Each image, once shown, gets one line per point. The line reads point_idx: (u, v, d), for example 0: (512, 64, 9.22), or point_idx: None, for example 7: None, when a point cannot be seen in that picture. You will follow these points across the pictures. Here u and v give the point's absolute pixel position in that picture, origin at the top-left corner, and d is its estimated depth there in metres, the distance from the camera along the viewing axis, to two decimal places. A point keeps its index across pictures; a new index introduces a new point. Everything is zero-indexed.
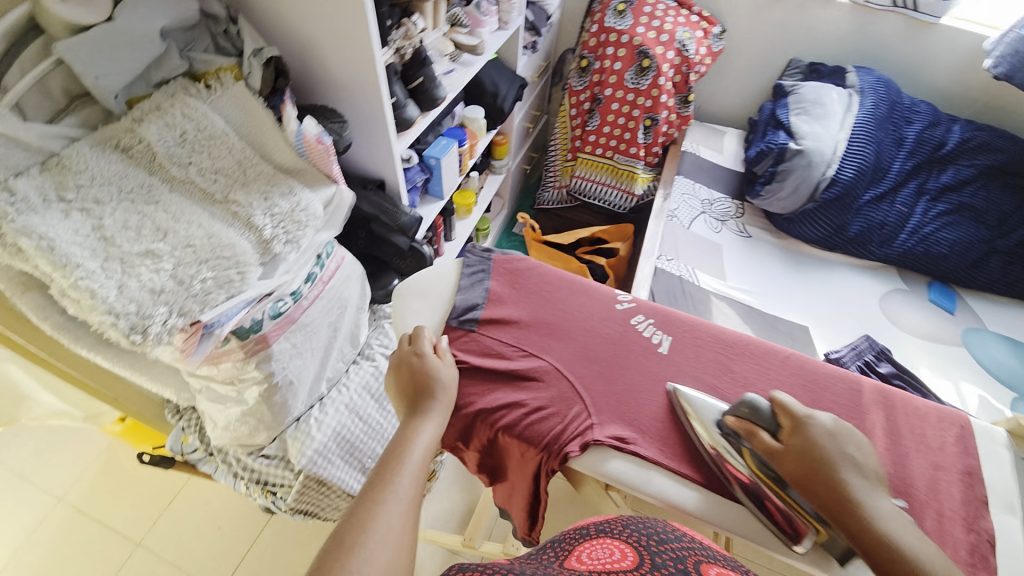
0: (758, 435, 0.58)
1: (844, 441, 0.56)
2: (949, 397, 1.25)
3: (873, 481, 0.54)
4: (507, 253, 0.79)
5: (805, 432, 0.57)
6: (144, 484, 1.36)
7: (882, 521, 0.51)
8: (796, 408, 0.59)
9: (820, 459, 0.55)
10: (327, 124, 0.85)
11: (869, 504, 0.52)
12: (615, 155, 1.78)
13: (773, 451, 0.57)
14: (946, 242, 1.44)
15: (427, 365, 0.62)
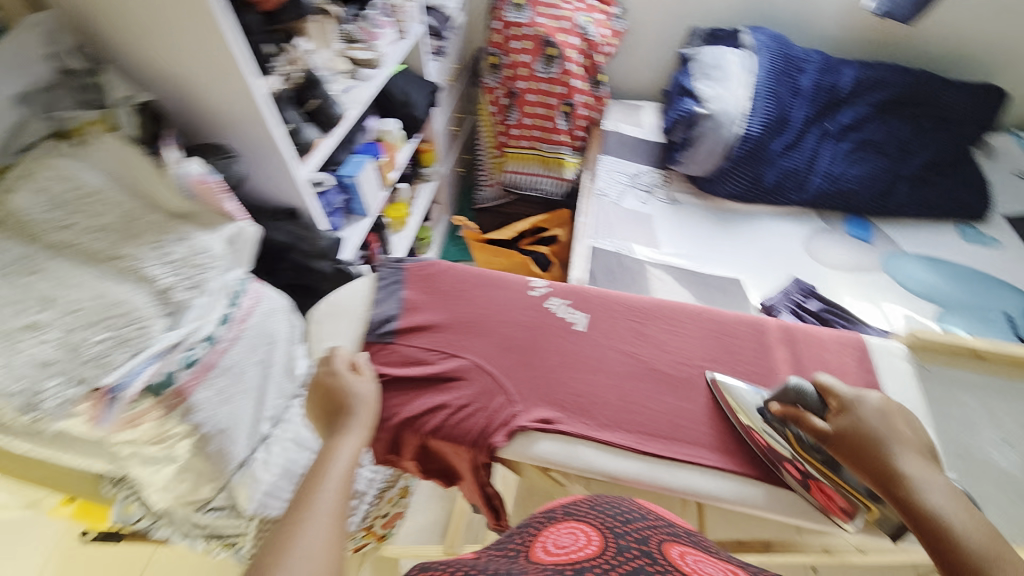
0: (805, 417, 0.60)
1: (891, 419, 0.58)
2: (876, 320, 1.34)
3: (920, 456, 0.55)
4: (420, 260, 0.79)
5: (853, 413, 0.58)
6: (110, 561, 1.29)
7: (928, 492, 0.51)
8: (841, 388, 0.61)
9: (869, 438, 0.56)
10: (214, 161, 0.88)
11: (917, 479, 0.53)
12: (542, 144, 1.79)
13: (820, 432, 0.58)
14: (854, 178, 1.53)
15: (343, 383, 0.61)
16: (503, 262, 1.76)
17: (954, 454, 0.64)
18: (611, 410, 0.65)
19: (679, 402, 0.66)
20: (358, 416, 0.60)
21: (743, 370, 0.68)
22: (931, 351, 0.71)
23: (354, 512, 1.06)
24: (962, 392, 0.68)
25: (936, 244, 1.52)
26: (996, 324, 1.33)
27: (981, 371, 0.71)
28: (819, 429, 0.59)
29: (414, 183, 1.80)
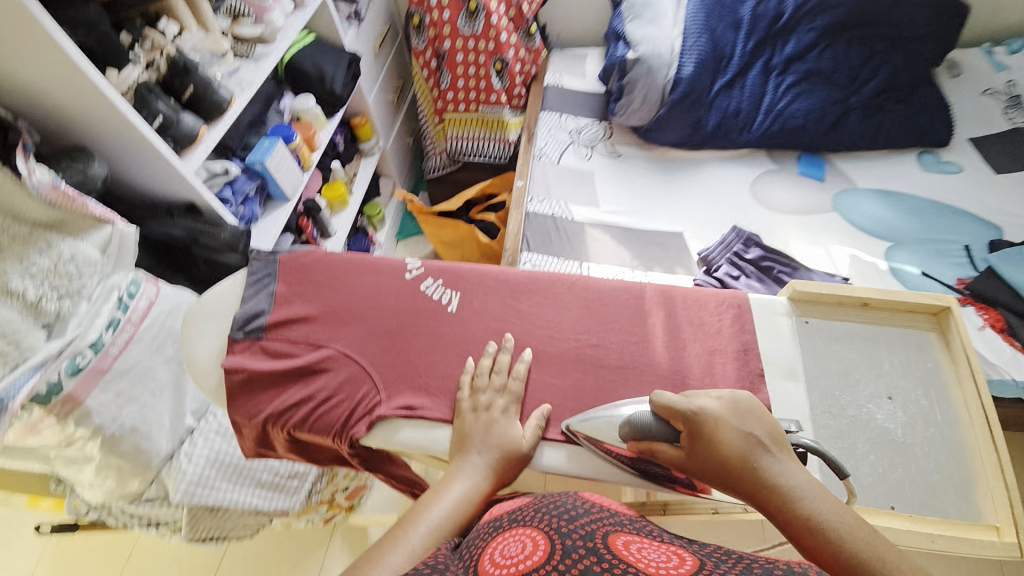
0: (658, 451, 0.54)
1: (739, 423, 0.52)
2: (821, 264, 1.26)
3: (781, 455, 0.50)
4: (295, 250, 0.77)
5: (701, 435, 0.52)
6: (92, 553, 1.32)
7: (806, 500, 0.48)
8: (680, 404, 0.54)
9: (730, 460, 0.50)
10: (70, 165, 0.85)
11: (788, 484, 0.48)
12: (479, 106, 1.71)
13: (679, 464, 0.53)
14: (801, 112, 1.44)
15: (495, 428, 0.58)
16: (451, 233, 1.72)
17: (824, 412, 0.62)
18: None
19: (547, 377, 0.64)
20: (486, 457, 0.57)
21: (616, 338, 0.66)
22: (814, 303, 0.69)
23: (299, 491, 1.00)
24: (844, 343, 0.67)
25: (894, 175, 1.43)
26: (949, 259, 1.25)
27: (865, 323, 0.68)
28: (677, 460, 0.53)
29: (354, 161, 1.72)
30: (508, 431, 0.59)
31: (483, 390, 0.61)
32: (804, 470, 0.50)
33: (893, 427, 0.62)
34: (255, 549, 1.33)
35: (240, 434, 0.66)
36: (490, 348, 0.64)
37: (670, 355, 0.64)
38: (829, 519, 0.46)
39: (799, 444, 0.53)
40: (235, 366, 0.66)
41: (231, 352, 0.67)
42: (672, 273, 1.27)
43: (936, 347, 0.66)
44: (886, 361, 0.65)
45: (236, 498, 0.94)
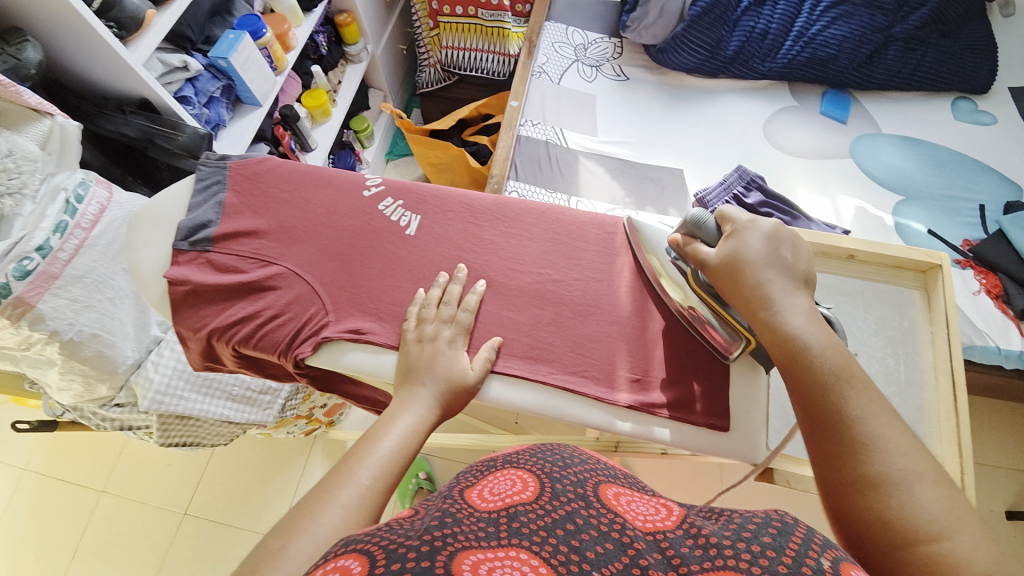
0: (691, 249, 0.55)
1: (775, 238, 0.51)
2: (824, 214, 1.18)
3: (797, 277, 0.49)
4: (247, 157, 0.71)
5: (735, 237, 0.52)
6: (86, 449, 1.40)
7: (800, 316, 0.47)
8: (732, 213, 0.54)
9: (748, 268, 0.50)
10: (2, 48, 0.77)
11: (789, 300, 0.48)
12: (478, 10, 1.51)
13: (701, 262, 0.54)
14: (835, 40, 1.28)
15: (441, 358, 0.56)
16: (440, 155, 1.57)
17: None
18: None
19: (501, 311, 0.61)
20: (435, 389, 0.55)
21: (579, 276, 0.62)
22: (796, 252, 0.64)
23: (271, 405, 1.00)
24: (820, 297, 0.63)
25: (923, 122, 1.30)
26: (960, 218, 1.17)
27: (846, 276, 0.64)
28: (701, 259, 0.54)
29: (338, 66, 1.57)
30: (453, 362, 0.56)
31: (429, 321, 0.58)
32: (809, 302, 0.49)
33: None
34: (237, 455, 1.40)
35: (187, 347, 0.64)
36: (440, 279, 0.61)
37: (633, 297, 0.61)
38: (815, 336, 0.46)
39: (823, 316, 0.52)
40: (178, 278, 0.63)
41: (176, 263, 0.64)
42: (664, 213, 1.19)
43: (917, 307, 0.63)
44: (859, 318, 0.62)
45: (206, 409, 0.94)
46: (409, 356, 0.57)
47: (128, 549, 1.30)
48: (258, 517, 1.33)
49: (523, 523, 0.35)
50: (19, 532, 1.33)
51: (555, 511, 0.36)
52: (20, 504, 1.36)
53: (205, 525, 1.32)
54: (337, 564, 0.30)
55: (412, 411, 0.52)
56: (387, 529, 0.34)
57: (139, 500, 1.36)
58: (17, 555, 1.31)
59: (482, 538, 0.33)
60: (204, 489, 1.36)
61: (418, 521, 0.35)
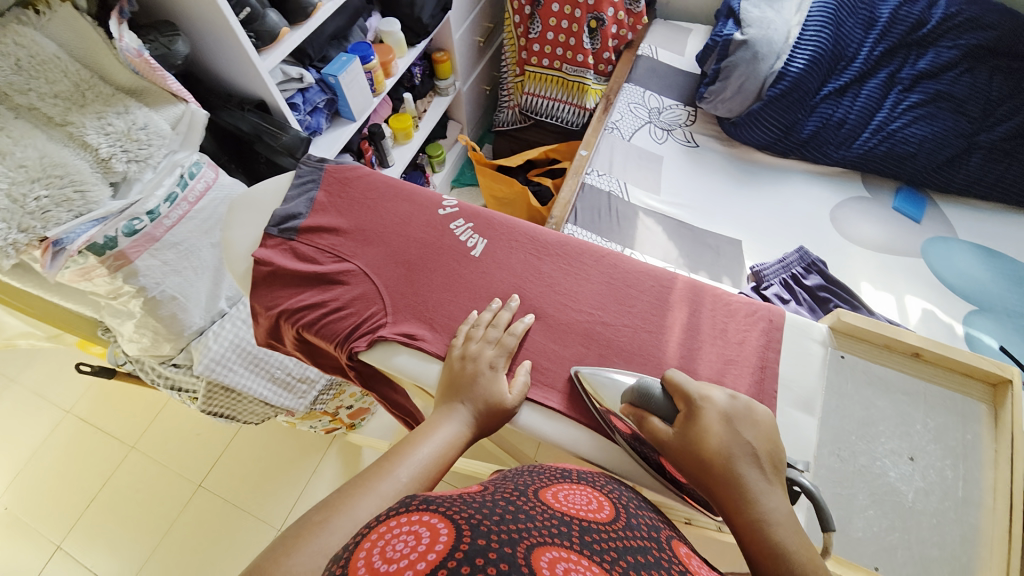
0: (648, 422, 0.51)
1: (738, 426, 0.49)
2: (886, 311, 1.13)
3: (771, 476, 0.47)
4: (341, 164, 0.79)
5: (699, 419, 0.49)
6: (134, 399, 1.50)
7: (775, 527, 0.44)
8: (689, 387, 0.52)
9: (715, 452, 0.47)
10: (159, 37, 0.88)
11: (761, 504, 0.45)
12: (563, 64, 1.63)
13: (662, 441, 0.50)
14: (915, 139, 1.27)
15: (483, 381, 0.57)
16: (504, 190, 1.63)
17: (830, 453, 0.58)
18: None
19: (548, 342, 0.63)
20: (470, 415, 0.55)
21: (628, 322, 0.63)
22: (854, 340, 0.63)
23: (305, 394, 1.05)
24: (877, 390, 0.61)
25: (1003, 233, 1.25)
26: None
27: (909, 374, 0.62)
28: (662, 436, 0.50)
29: (427, 97, 1.70)
30: (492, 385, 0.57)
31: (476, 339, 0.61)
32: (787, 501, 0.46)
33: (904, 491, 0.58)
34: (261, 435, 1.44)
35: (256, 321, 0.70)
36: (495, 303, 0.64)
37: (681, 353, 0.61)
38: (797, 553, 0.42)
39: (794, 481, 0.50)
40: (263, 259, 0.69)
41: (263, 245, 0.71)
42: (717, 280, 1.19)
43: (983, 420, 0.60)
44: (919, 423, 0.60)
45: (249, 385, 0.99)
46: (456, 372, 0.58)
47: (141, 508, 1.35)
48: (265, 505, 1.35)
49: (594, 538, 0.36)
50: (49, 471, 1.41)
51: (626, 540, 0.37)
52: (61, 443, 1.44)
53: (215, 500, 1.35)
54: (420, 520, 0.33)
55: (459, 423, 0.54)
56: (463, 499, 0.36)
57: (162, 462, 1.41)
58: (46, 492, 1.38)
59: (557, 537, 0.34)
60: (223, 465, 1.40)
61: (494, 501, 0.37)
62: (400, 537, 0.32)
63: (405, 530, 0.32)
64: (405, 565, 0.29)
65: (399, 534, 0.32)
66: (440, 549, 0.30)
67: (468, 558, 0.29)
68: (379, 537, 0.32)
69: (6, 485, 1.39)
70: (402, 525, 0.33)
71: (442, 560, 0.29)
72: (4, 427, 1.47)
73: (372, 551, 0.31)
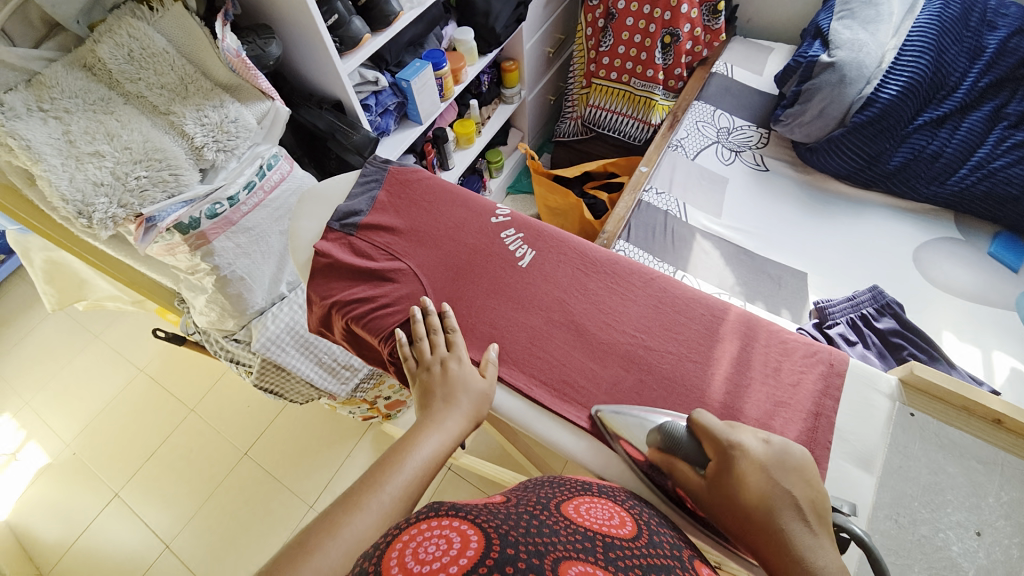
0: (678, 471, 0.49)
1: (777, 474, 0.46)
2: (969, 366, 1.02)
3: (820, 531, 0.44)
4: (404, 165, 0.82)
5: (732, 467, 0.47)
6: (199, 365, 1.64)
7: None
8: (720, 431, 0.49)
9: (755, 505, 0.45)
10: (256, 39, 0.96)
11: (812, 562, 0.42)
12: (632, 79, 1.60)
13: (697, 493, 0.48)
14: (1018, 180, 1.12)
15: (457, 376, 0.60)
16: (559, 200, 1.62)
17: (887, 517, 0.53)
18: (516, 347, 0.64)
19: (587, 361, 0.61)
20: (455, 407, 0.58)
21: (673, 349, 0.61)
22: (928, 397, 0.57)
23: (348, 380, 1.09)
24: (948, 455, 0.56)
25: None
26: None
27: (990, 443, 0.56)
28: (696, 487, 0.48)
29: (492, 104, 1.74)
30: (461, 376, 0.60)
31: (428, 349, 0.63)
32: (837, 553, 0.43)
33: (967, 569, 0.52)
34: (303, 415, 1.52)
35: (310, 309, 0.74)
36: (416, 313, 0.64)
37: (727, 389, 0.58)
38: None
39: (843, 527, 0.46)
40: (323, 251, 0.73)
41: (325, 238, 0.75)
42: (775, 313, 1.12)
43: None
44: (992, 495, 0.55)
45: (298, 366, 1.04)
46: (426, 377, 0.61)
47: (193, 466, 1.46)
48: (300, 480, 1.42)
49: (618, 554, 0.36)
50: (120, 421, 1.56)
51: (650, 557, 0.37)
52: (134, 397, 1.60)
53: (256, 469, 1.44)
54: (448, 527, 0.35)
55: (449, 420, 0.57)
56: (490, 510, 0.38)
57: (216, 428, 1.52)
58: (117, 441, 1.53)
59: (580, 552, 0.35)
60: (267, 437, 1.49)
61: (518, 512, 0.39)
62: (431, 541, 0.34)
63: (435, 533, 0.35)
64: (439, 566, 0.31)
65: (430, 538, 0.34)
66: (471, 554, 0.32)
67: (498, 563, 0.31)
68: (410, 538, 0.34)
69: (83, 430, 1.55)
70: (432, 530, 0.35)
71: (473, 565, 0.31)
72: (88, 376, 1.64)
73: (405, 551, 0.33)
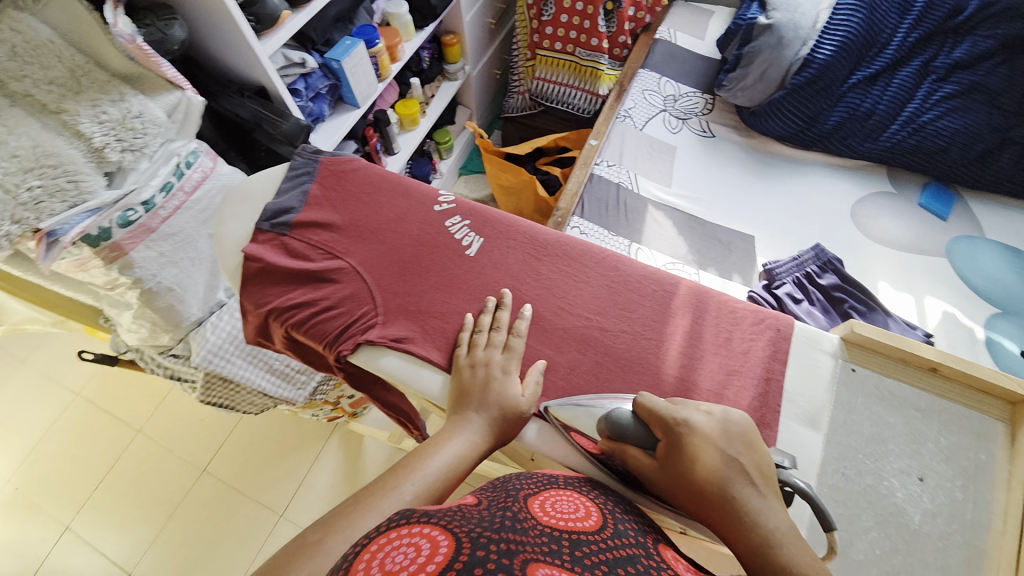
0: (630, 454, 0.49)
1: (724, 443, 0.46)
2: (903, 312, 1.08)
3: (769, 492, 0.44)
4: (337, 155, 0.77)
5: (681, 443, 0.47)
6: (143, 382, 1.53)
7: (785, 546, 0.41)
8: (664, 412, 0.49)
9: (707, 478, 0.45)
10: (155, 22, 0.86)
11: (765, 525, 0.42)
12: (576, 48, 1.56)
13: (650, 474, 0.48)
14: (947, 132, 1.19)
15: (499, 388, 0.55)
16: (512, 178, 1.58)
17: (835, 471, 0.56)
18: None
19: (543, 348, 0.60)
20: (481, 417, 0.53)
21: (628, 328, 0.61)
22: (867, 352, 0.60)
23: (304, 386, 1.05)
24: (888, 406, 0.58)
25: None
26: None
27: (925, 390, 0.59)
28: (648, 469, 0.48)
29: (435, 81, 1.66)
30: (506, 390, 0.55)
31: (481, 346, 0.58)
32: (785, 511, 0.44)
33: (909, 512, 0.55)
34: (264, 423, 1.46)
35: (245, 319, 0.69)
36: (490, 304, 0.62)
37: (682, 363, 0.58)
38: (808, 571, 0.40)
39: (787, 481, 0.47)
40: (253, 255, 0.67)
41: (255, 240, 0.69)
42: (727, 278, 1.15)
43: (1002, 441, 0.57)
44: (931, 441, 0.57)
45: (247, 376, 0.98)
46: (465, 379, 0.56)
47: (149, 489, 1.38)
48: (267, 489, 1.37)
49: (585, 551, 0.34)
50: (60, 451, 1.44)
51: (617, 548, 0.36)
52: (73, 423, 1.48)
53: (218, 485, 1.38)
54: (409, 541, 0.31)
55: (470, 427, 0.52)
56: (460, 513, 0.35)
57: (169, 447, 1.44)
58: (59, 472, 1.42)
59: (548, 552, 0.32)
60: (227, 450, 1.42)
61: (489, 512, 0.36)
62: (398, 552, 0.31)
63: (401, 546, 0.31)
64: None
65: (397, 548, 0.31)
66: (430, 568, 0.28)
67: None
68: (379, 548, 0.32)
69: (19, 464, 1.43)
70: (402, 538, 0.32)
71: None
72: (17, 407, 1.51)
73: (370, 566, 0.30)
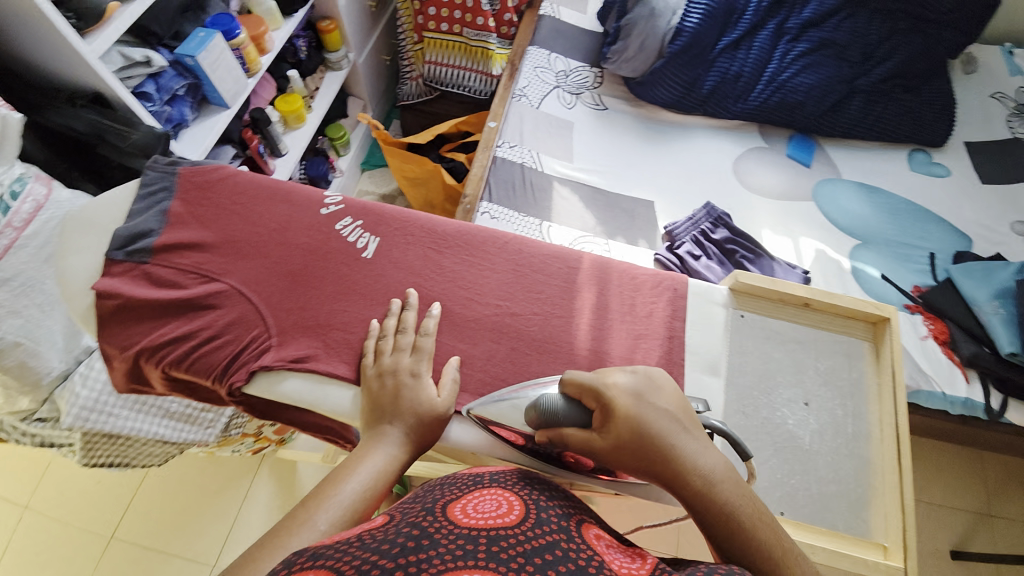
0: (568, 434, 0.48)
1: (651, 398, 0.47)
2: (786, 254, 1.21)
3: (698, 435, 0.47)
4: (198, 164, 0.68)
5: (613, 409, 0.47)
6: (13, 453, 1.30)
7: (719, 484, 0.44)
8: (592, 382, 0.49)
9: (649, 439, 0.45)
10: None
11: (704, 469, 0.44)
12: (463, 29, 1.51)
13: (591, 450, 0.47)
14: (803, 87, 1.33)
15: (409, 393, 0.52)
16: (416, 169, 1.53)
17: (737, 411, 0.61)
18: None
19: (456, 343, 0.58)
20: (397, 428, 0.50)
21: (538, 310, 0.61)
22: (752, 298, 0.66)
23: (213, 424, 0.93)
24: (774, 343, 0.64)
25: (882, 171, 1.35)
26: (913, 264, 1.20)
27: (802, 324, 0.66)
28: (587, 443, 0.47)
29: (317, 73, 1.54)
30: (418, 394, 0.52)
31: (388, 353, 0.56)
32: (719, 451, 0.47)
33: (801, 435, 0.62)
34: (177, 470, 1.31)
35: (111, 367, 0.59)
36: (395, 307, 0.59)
37: (592, 336, 0.60)
38: (741, 506, 0.44)
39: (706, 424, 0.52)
40: (108, 291, 0.58)
41: (109, 274, 0.60)
42: (635, 245, 1.20)
43: (866, 357, 0.65)
44: (812, 368, 0.64)
45: (139, 427, 0.85)
46: (375, 392, 0.53)
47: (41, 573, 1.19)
48: (192, 542, 1.24)
49: (502, 548, 0.33)
50: None
51: (534, 539, 0.35)
52: None
53: (131, 549, 1.22)
54: None
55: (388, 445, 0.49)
56: (364, 541, 0.33)
57: (62, 520, 1.25)
58: None
59: (460, 560, 0.31)
60: (136, 509, 1.26)
61: (398, 531, 0.34)
62: None
63: None
64: None
65: None
66: None
67: None
68: None
69: None
70: None
71: None
72: None
73: None
